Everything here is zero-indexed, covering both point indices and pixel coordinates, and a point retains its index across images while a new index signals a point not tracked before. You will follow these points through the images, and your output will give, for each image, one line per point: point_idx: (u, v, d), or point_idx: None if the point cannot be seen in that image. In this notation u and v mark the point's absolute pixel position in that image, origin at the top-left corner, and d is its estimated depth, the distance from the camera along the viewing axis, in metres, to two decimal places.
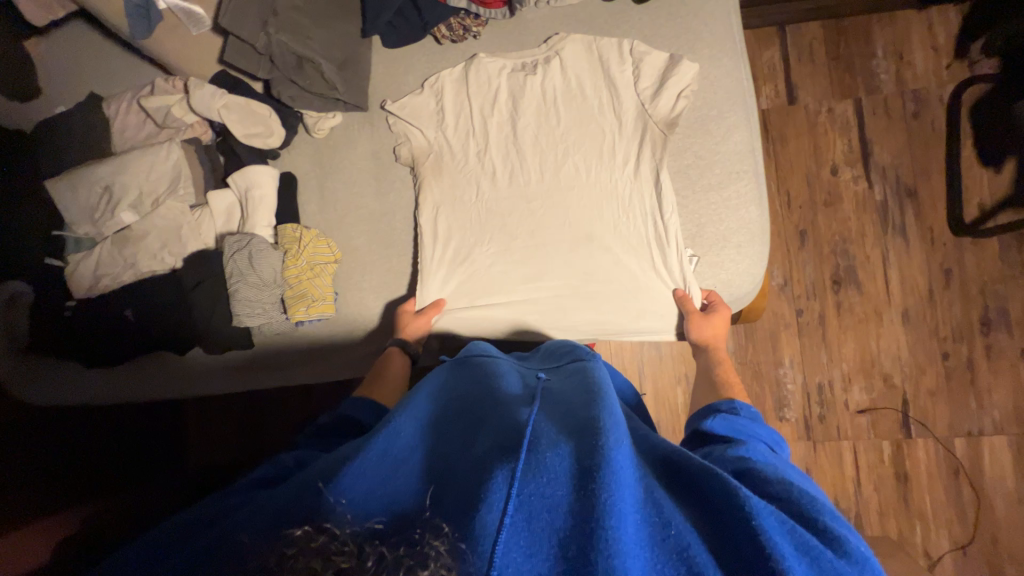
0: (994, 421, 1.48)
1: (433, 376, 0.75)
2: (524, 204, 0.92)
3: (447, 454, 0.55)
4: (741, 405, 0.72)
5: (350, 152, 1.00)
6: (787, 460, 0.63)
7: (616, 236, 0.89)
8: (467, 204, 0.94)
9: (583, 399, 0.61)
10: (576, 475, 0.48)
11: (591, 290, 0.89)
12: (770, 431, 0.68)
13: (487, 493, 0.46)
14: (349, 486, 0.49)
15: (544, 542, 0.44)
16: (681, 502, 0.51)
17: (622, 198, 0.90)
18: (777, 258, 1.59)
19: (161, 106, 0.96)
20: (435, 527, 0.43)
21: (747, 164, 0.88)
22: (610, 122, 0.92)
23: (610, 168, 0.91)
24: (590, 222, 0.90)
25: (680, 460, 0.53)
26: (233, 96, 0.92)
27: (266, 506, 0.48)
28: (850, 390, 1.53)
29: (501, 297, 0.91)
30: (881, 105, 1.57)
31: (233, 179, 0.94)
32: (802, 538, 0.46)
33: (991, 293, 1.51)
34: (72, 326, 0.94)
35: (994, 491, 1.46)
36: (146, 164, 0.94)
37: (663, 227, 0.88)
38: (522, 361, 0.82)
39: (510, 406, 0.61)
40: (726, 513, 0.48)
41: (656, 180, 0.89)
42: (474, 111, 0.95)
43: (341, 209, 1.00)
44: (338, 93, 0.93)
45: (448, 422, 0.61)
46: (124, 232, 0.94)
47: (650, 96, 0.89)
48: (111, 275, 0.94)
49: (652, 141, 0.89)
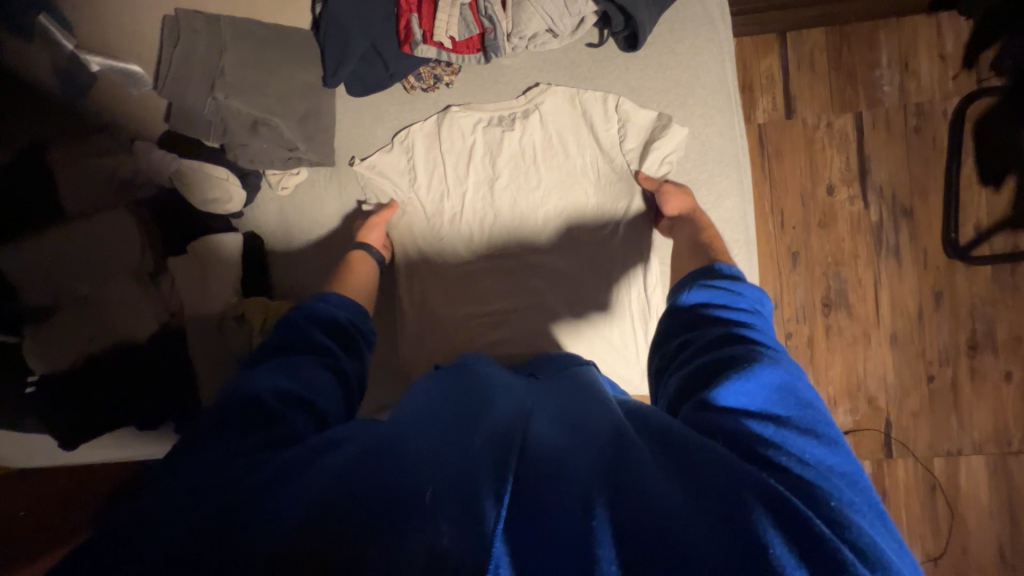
0: (973, 442, 1.51)
1: (422, 380, 0.73)
2: (502, 270, 0.88)
3: (425, 439, 0.52)
4: (726, 271, 0.70)
5: (318, 211, 0.94)
6: (778, 350, 0.58)
7: (601, 310, 0.86)
8: (444, 273, 0.89)
9: (578, 402, 0.60)
10: (571, 467, 0.46)
11: None
12: (750, 290, 0.67)
13: (475, 492, 0.44)
14: (324, 482, 0.47)
15: (525, 532, 0.42)
16: (666, 464, 0.47)
17: (604, 265, 0.86)
18: (768, 280, 1.56)
19: (111, 167, 0.89)
20: (427, 526, 0.42)
21: (737, 233, 0.84)
22: (593, 182, 0.87)
23: (592, 234, 0.87)
24: (571, 292, 0.87)
25: (669, 428, 0.50)
26: (186, 159, 0.86)
27: (261, 488, 0.48)
28: (835, 412, 1.55)
29: None
30: (882, 119, 1.50)
31: (192, 248, 0.88)
32: (790, 507, 0.41)
33: (980, 316, 1.50)
34: (41, 404, 0.88)
35: (968, 508, 1.51)
36: (102, 232, 0.89)
37: (648, 311, 0.86)
38: (512, 368, 0.79)
39: (494, 403, 0.59)
40: (713, 483, 0.44)
41: (640, 252, 0.86)
42: (448, 167, 0.90)
43: (312, 272, 0.95)
44: (300, 151, 0.86)
45: (429, 412, 0.59)
46: (87, 306, 0.88)
47: (637, 158, 0.86)
48: (77, 349, 0.88)
49: (639, 209, 0.86)
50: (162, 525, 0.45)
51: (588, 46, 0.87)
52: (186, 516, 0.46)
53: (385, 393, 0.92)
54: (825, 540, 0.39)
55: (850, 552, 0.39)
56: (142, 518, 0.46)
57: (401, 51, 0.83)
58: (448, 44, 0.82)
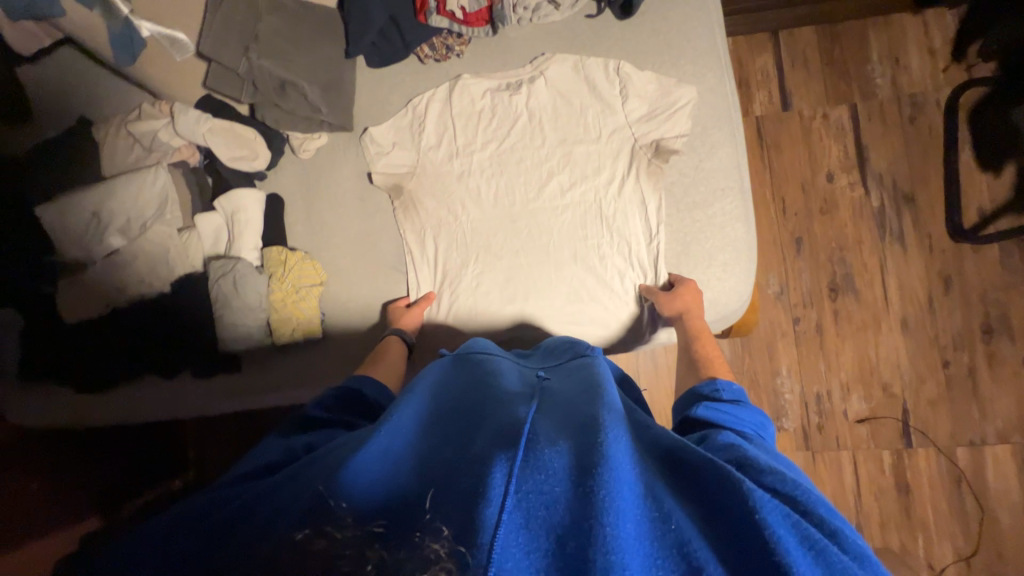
0: (997, 430, 1.46)
1: (434, 367, 0.76)
2: (507, 223, 0.95)
3: (443, 449, 0.55)
4: (723, 385, 0.73)
5: (335, 173, 1.00)
6: (775, 450, 0.63)
7: (600, 260, 0.92)
8: (455, 226, 0.97)
9: (583, 397, 0.62)
10: (575, 471, 0.48)
11: (576, 307, 0.92)
12: (753, 412, 0.69)
13: (486, 487, 0.46)
14: (347, 489, 0.50)
15: (543, 539, 0.44)
16: (684, 498, 0.50)
17: (604, 209, 0.92)
18: (773, 266, 1.57)
19: (147, 132, 0.96)
20: (436, 531, 0.45)
21: (731, 182, 0.88)
22: (593, 139, 0.93)
23: (593, 185, 0.93)
24: (573, 240, 0.93)
25: (681, 453, 0.54)
26: (217, 120, 0.92)
27: (281, 502, 0.53)
28: (849, 400, 1.51)
29: (488, 316, 0.94)
30: (877, 110, 1.55)
31: (218, 203, 0.94)
32: (808, 534, 0.46)
33: (992, 301, 1.49)
34: (69, 350, 0.95)
35: (998, 502, 1.44)
36: (131, 189, 0.94)
37: (647, 256, 0.91)
38: (521, 358, 0.83)
39: (509, 402, 0.62)
40: (727, 510, 0.48)
41: (641, 199, 0.91)
42: (457, 130, 0.97)
43: (328, 231, 0.99)
44: (322, 115, 0.94)
45: (446, 417, 0.62)
46: (114, 260, 0.93)
47: (638, 116, 0.91)
48: (103, 298, 0.93)
49: (642, 165, 0.91)
50: (204, 557, 0.50)
51: (587, 17, 0.95)
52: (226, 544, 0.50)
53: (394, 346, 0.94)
54: (840, 567, 0.44)
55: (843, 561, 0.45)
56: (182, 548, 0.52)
57: (416, 21, 0.92)
58: (459, 15, 0.91)
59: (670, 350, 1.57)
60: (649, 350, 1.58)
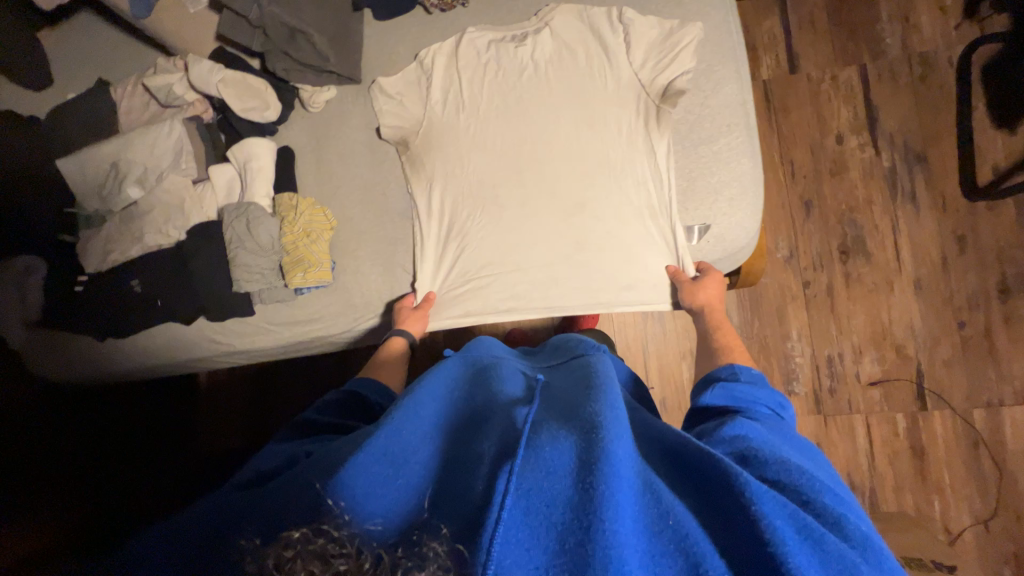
0: (1014, 391, 1.43)
1: (443, 366, 0.69)
2: (514, 172, 0.96)
3: (448, 454, 0.54)
4: (742, 369, 0.72)
5: (344, 124, 1.02)
6: (794, 432, 0.63)
7: (611, 205, 0.92)
8: (462, 176, 0.98)
9: (584, 392, 0.60)
10: (576, 468, 0.47)
11: (585, 257, 0.93)
12: (773, 393, 0.69)
13: (487, 488, 0.47)
14: (346, 486, 0.47)
15: (546, 537, 0.43)
16: (683, 497, 0.50)
17: (615, 161, 0.93)
18: (782, 230, 1.56)
19: (163, 86, 1.00)
20: (434, 529, 0.43)
21: (736, 117, 0.90)
22: (602, 85, 0.95)
23: (603, 133, 0.94)
24: (581, 189, 0.93)
25: (683, 448, 0.53)
26: (230, 71, 0.96)
27: (268, 504, 0.47)
28: (862, 362, 1.49)
29: (496, 268, 0.96)
30: (886, 70, 1.54)
31: (232, 152, 0.97)
32: (804, 522, 0.45)
33: (1009, 259, 1.46)
34: (84, 301, 0.97)
35: (1016, 463, 1.41)
36: (148, 140, 0.98)
37: (658, 200, 0.91)
38: (526, 360, 0.86)
39: (507, 403, 0.59)
40: (726, 504, 0.48)
41: (649, 146, 0.92)
42: (464, 83, 0.99)
43: (337, 179, 1.01)
44: (330, 65, 0.96)
45: (448, 416, 0.59)
46: (132, 210, 0.98)
47: (641, 62, 0.93)
48: (120, 248, 0.97)
49: (648, 111, 0.93)
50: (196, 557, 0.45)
51: None
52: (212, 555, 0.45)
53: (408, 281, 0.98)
54: (837, 556, 0.44)
55: (841, 548, 0.44)
56: (159, 562, 0.46)
57: None
58: None
59: (677, 316, 1.57)
60: (656, 317, 1.58)
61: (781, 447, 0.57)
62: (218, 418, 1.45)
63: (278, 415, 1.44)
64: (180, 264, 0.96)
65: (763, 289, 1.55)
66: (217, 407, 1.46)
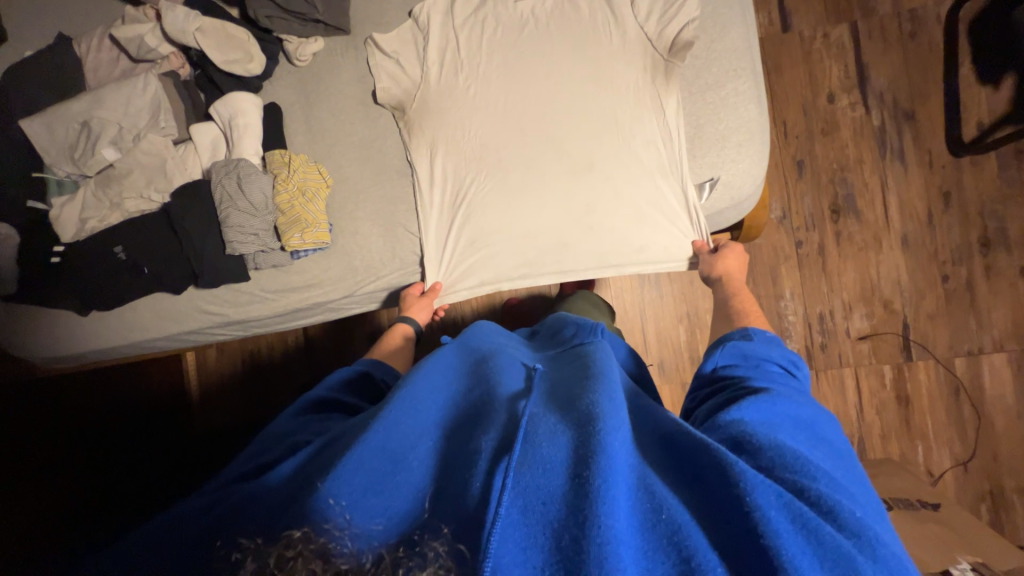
0: (994, 339, 1.49)
1: (441, 358, 0.67)
2: (516, 134, 0.93)
3: (446, 452, 0.51)
4: (756, 331, 0.72)
5: (335, 79, 0.97)
6: (804, 394, 0.61)
7: (619, 165, 0.90)
8: (463, 139, 0.95)
9: (582, 382, 0.57)
10: (573, 462, 0.44)
11: (596, 217, 0.91)
12: (785, 351, 0.69)
13: (483, 487, 0.43)
14: (344, 484, 0.43)
15: (541, 535, 0.40)
16: (676, 487, 0.47)
17: (621, 120, 0.91)
18: (775, 191, 1.57)
19: (133, 36, 0.92)
20: (434, 528, 0.41)
21: (744, 62, 0.88)
22: (610, 37, 0.93)
23: (608, 91, 0.91)
24: (588, 150, 0.91)
25: (678, 436, 0.50)
26: (207, 19, 0.90)
27: (268, 500, 0.46)
28: (851, 318, 1.53)
29: (502, 235, 0.93)
30: (877, 26, 1.54)
31: (216, 108, 0.92)
32: (801, 512, 0.42)
33: (990, 213, 1.51)
34: (63, 271, 0.91)
35: (993, 407, 1.49)
36: (123, 97, 0.92)
37: (667, 154, 0.90)
38: (524, 347, 0.84)
39: (506, 398, 0.57)
40: (719, 495, 0.44)
41: (657, 100, 0.90)
42: (460, 41, 0.96)
43: (329, 138, 0.96)
44: (318, 13, 0.92)
45: (448, 416, 0.56)
46: (108, 173, 0.92)
47: (646, 14, 0.91)
48: (97, 216, 0.92)
49: (655, 64, 0.91)
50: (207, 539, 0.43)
51: None
52: (219, 543, 0.42)
53: (409, 244, 0.95)
54: (832, 548, 0.40)
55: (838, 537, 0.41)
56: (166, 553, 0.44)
57: None
58: None
59: (674, 279, 1.58)
60: (653, 281, 1.59)
61: (780, 426, 0.53)
62: (211, 399, 1.45)
63: (275, 394, 1.42)
64: (166, 229, 0.91)
65: (756, 250, 1.56)
66: (209, 388, 1.46)
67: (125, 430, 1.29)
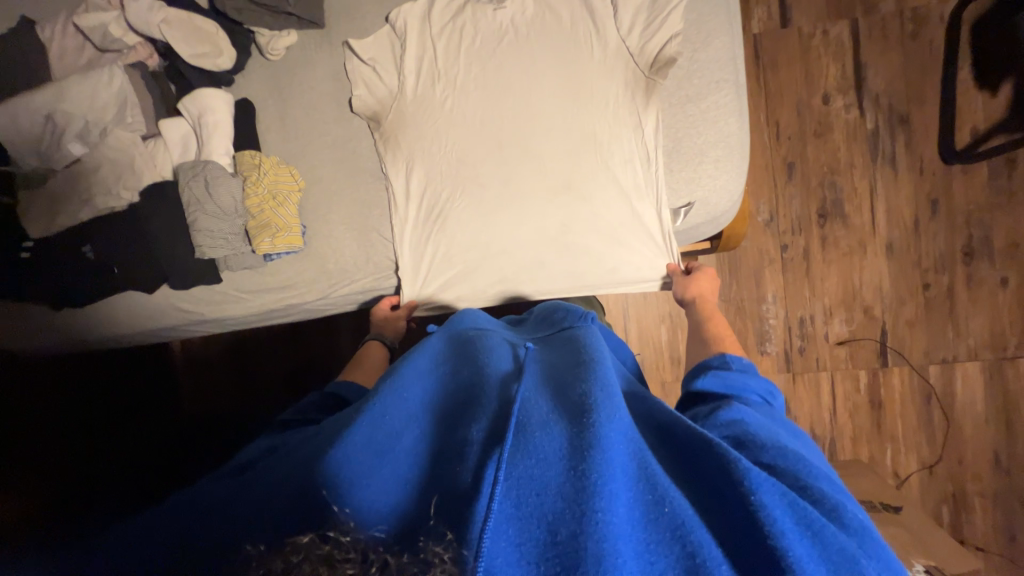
0: (969, 348, 1.51)
1: (428, 343, 0.63)
2: (494, 150, 0.91)
3: (436, 442, 0.50)
4: (733, 358, 0.69)
5: (309, 75, 0.94)
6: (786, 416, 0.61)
7: (597, 187, 0.89)
8: (438, 156, 0.93)
9: (573, 370, 0.56)
10: (568, 455, 0.43)
11: (570, 240, 0.90)
12: (761, 380, 0.67)
13: (475, 477, 0.43)
14: (352, 489, 0.44)
15: (534, 528, 0.40)
16: (676, 480, 0.47)
17: (601, 145, 0.89)
18: (763, 193, 1.56)
19: (97, 24, 0.90)
20: (438, 534, 0.39)
21: (725, 73, 0.86)
22: (589, 54, 0.90)
23: (592, 113, 0.89)
24: (568, 171, 0.90)
25: (680, 429, 0.50)
26: (173, 10, 0.87)
27: (259, 489, 0.47)
28: (831, 323, 1.55)
29: (477, 253, 0.93)
30: (878, 25, 1.49)
31: (185, 105, 0.89)
32: (806, 513, 0.43)
33: (977, 222, 1.50)
34: (32, 266, 0.90)
35: (963, 414, 1.52)
36: (87, 89, 0.88)
37: (648, 170, 0.88)
38: (515, 329, 0.83)
39: (495, 378, 0.55)
40: (722, 493, 0.45)
41: (637, 121, 0.88)
42: (438, 51, 0.93)
43: (304, 137, 0.94)
44: (290, 6, 0.89)
45: (446, 401, 0.55)
46: (76, 168, 0.89)
47: (628, 30, 0.88)
48: (66, 212, 0.89)
49: (635, 81, 0.88)
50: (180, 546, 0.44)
51: None
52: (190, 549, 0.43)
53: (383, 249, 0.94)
54: (836, 549, 0.41)
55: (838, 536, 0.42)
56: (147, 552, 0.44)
57: None
58: None
59: None
60: None
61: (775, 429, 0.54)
62: (201, 389, 1.42)
63: (261, 385, 1.42)
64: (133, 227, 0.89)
65: (742, 253, 1.56)
66: (199, 379, 1.43)
67: (116, 419, 1.34)
